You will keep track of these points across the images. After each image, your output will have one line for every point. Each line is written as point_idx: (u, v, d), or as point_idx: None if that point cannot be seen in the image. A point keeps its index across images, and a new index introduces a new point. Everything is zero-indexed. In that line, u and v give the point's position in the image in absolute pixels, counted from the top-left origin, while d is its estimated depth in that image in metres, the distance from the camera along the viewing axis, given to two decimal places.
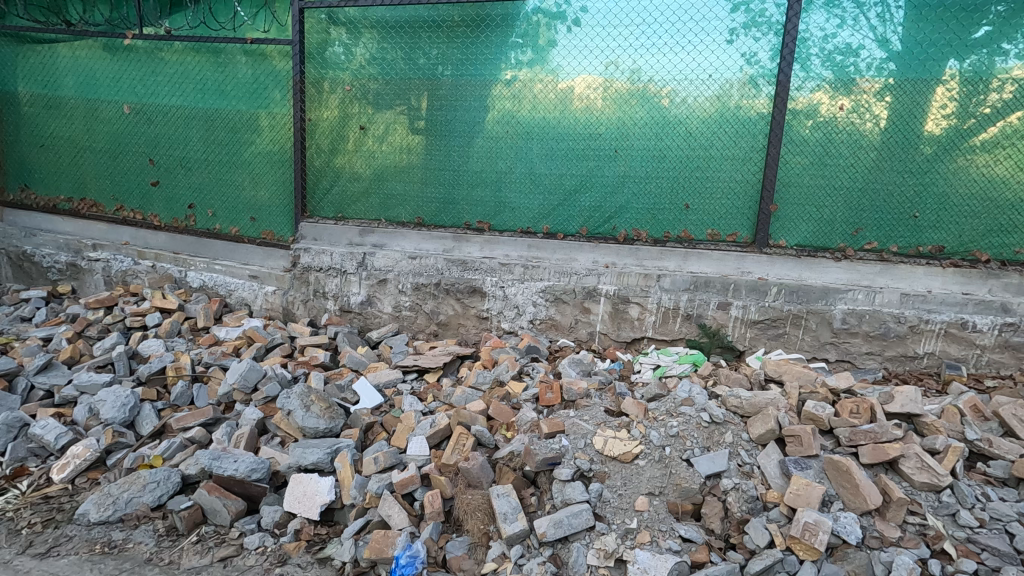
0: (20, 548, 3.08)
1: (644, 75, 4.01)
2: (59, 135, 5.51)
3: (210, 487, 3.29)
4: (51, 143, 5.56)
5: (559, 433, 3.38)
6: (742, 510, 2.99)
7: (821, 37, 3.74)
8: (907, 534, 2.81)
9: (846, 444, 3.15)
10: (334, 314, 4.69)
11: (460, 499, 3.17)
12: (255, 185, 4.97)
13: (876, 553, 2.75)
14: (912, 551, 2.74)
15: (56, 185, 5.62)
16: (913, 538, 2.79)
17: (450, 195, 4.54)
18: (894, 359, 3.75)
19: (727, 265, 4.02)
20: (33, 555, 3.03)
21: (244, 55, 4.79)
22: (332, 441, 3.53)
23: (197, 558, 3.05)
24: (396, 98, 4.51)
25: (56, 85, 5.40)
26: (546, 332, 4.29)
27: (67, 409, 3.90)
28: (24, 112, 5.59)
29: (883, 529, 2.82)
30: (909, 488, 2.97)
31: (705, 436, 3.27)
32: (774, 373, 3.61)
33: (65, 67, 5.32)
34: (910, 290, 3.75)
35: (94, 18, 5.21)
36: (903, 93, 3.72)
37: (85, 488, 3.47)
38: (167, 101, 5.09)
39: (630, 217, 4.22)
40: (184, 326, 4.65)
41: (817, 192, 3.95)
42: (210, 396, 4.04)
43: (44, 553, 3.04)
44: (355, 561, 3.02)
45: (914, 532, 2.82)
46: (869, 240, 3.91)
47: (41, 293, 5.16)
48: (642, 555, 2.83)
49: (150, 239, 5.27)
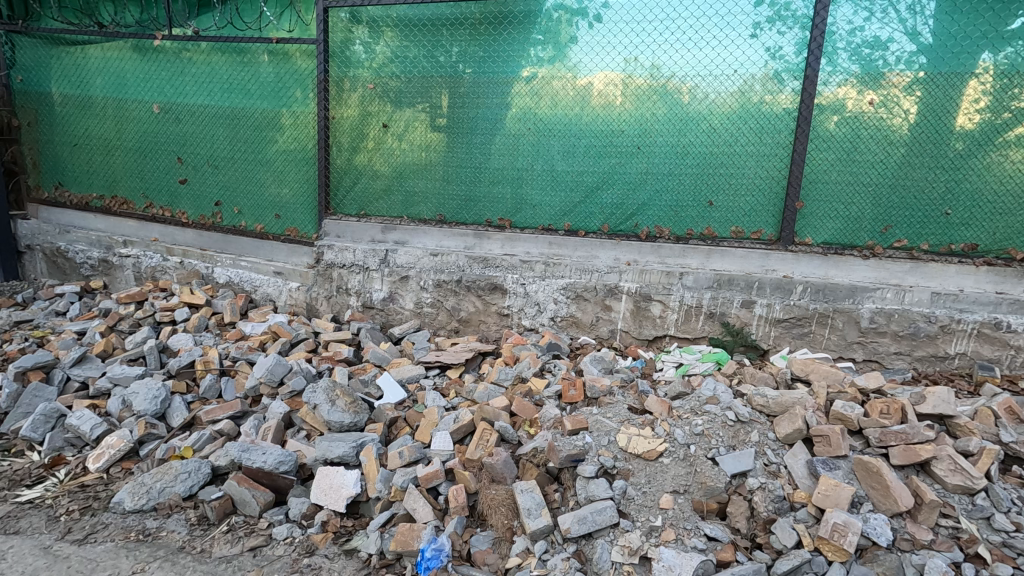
0: (58, 534, 3.18)
1: (663, 70, 3.98)
2: (91, 134, 5.66)
3: (240, 479, 3.36)
4: (84, 143, 5.71)
5: (582, 429, 3.39)
6: (769, 509, 2.95)
7: (847, 31, 3.67)
8: (940, 537, 2.76)
9: (876, 444, 3.11)
10: (357, 310, 4.76)
11: (484, 494, 3.19)
12: (279, 183, 5.04)
13: (907, 555, 2.71)
14: (945, 554, 2.69)
15: (89, 183, 5.77)
16: (946, 541, 2.74)
17: (471, 192, 4.56)
18: (924, 359, 3.68)
19: (752, 263, 3.97)
20: (71, 541, 3.13)
21: (267, 54, 4.87)
22: (357, 435, 3.59)
23: (227, 547, 3.12)
24: (418, 96, 4.53)
25: (87, 85, 5.54)
26: (567, 329, 4.30)
27: (101, 401, 4.02)
28: (57, 112, 5.74)
29: (915, 531, 2.78)
30: (942, 490, 2.91)
31: (730, 435, 3.24)
32: (801, 372, 3.61)
33: (96, 68, 5.46)
34: (940, 289, 3.67)
35: (126, 20, 5.34)
36: (935, 88, 3.64)
37: (119, 478, 3.57)
38: (193, 100, 5.20)
39: (652, 214, 4.20)
40: (212, 320, 4.74)
41: (843, 189, 3.89)
42: (237, 389, 4.11)
43: (82, 540, 3.14)
44: (381, 553, 3.07)
45: (946, 535, 2.77)
46: (898, 238, 3.83)
47: (75, 288, 5.33)
48: (666, 553, 2.80)
49: (178, 235, 5.39)
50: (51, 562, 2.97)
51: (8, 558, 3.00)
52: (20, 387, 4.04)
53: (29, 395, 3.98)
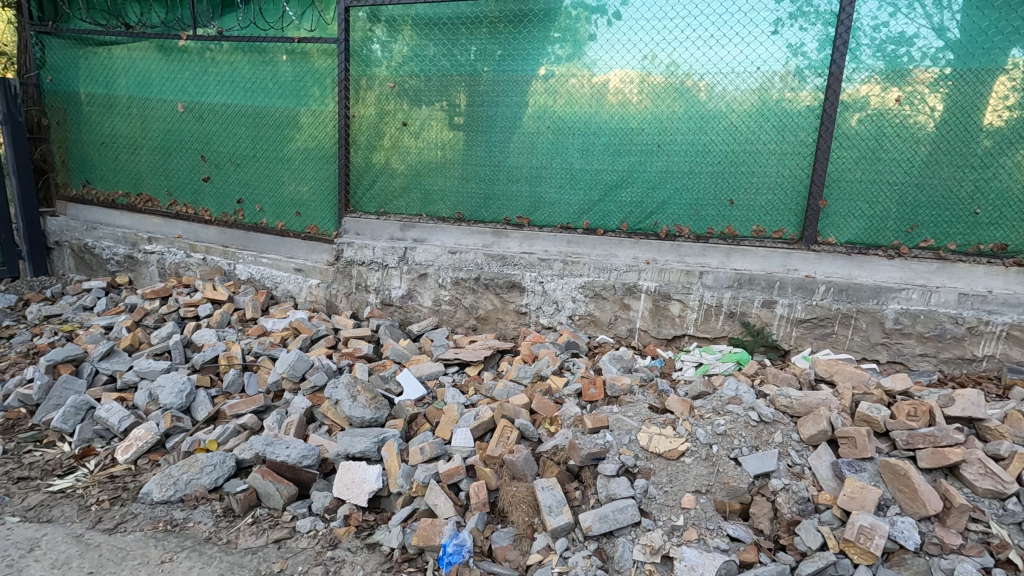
0: (89, 523, 3.26)
1: (681, 69, 3.95)
2: (118, 133, 5.77)
3: (264, 471, 3.41)
4: (110, 141, 5.82)
5: (603, 428, 3.36)
6: (793, 511, 2.93)
7: (871, 27, 3.60)
8: (970, 542, 2.71)
9: (903, 447, 3.05)
10: (375, 307, 4.80)
11: (505, 491, 3.20)
12: (299, 181, 5.09)
13: (936, 561, 2.68)
14: (974, 559, 2.65)
15: (115, 181, 5.89)
16: (976, 546, 2.69)
17: (490, 190, 4.56)
18: (950, 361, 3.61)
19: (773, 263, 3.92)
20: (102, 530, 3.21)
21: (287, 54, 4.93)
22: (378, 431, 3.63)
23: (253, 539, 3.17)
24: (438, 95, 4.55)
25: (112, 84, 5.66)
26: (585, 328, 4.29)
27: (128, 394, 4.11)
28: (85, 111, 5.86)
29: (943, 535, 2.72)
30: (972, 495, 2.85)
31: (753, 436, 3.21)
32: (824, 372, 3.54)
33: (121, 67, 5.58)
34: (968, 290, 3.58)
35: (151, 20, 5.47)
36: (964, 84, 3.55)
37: (146, 469, 3.65)
38: (215, 99, 5.28)
39: (671, 213, 4.16)
40: (235, 316, 4.81)
41: (867, 188, 3.81)
42: (259, 384, 4.18)
43: (112, 529, 3.21)
44: (403, 547, 3.08)
45: (977, 540, 2.72)
46: (925, 238, 3.75)
47: (102, 284, 5.46)
48: (689, 552, 2.79)
49: (201, 232, 5.47)
50: (83, 550, 3.05)
51: (42, 545, 3.08)
52: (50, 379, 4.14)
53: (59, 388, 4.08)
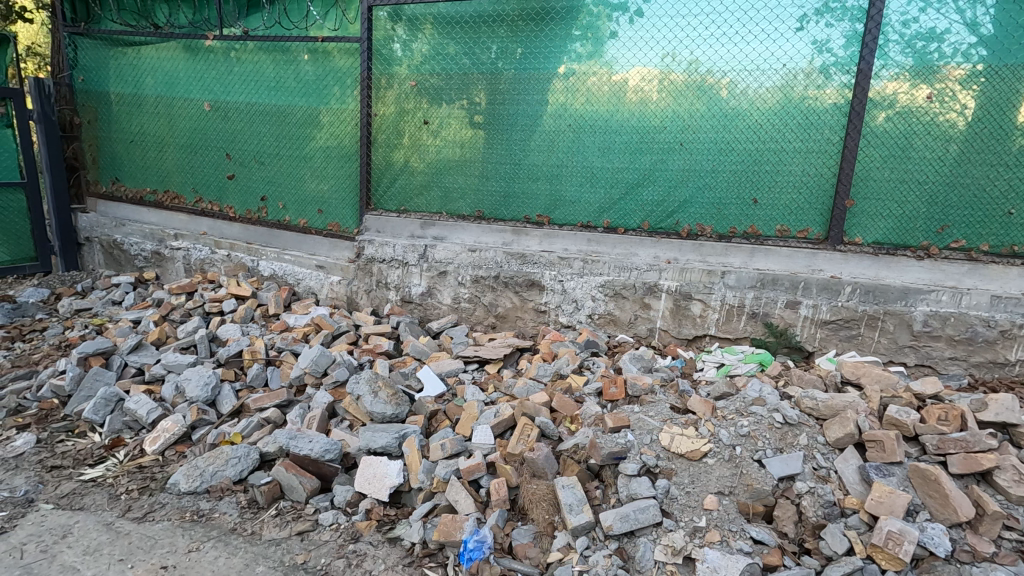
0: (119, 512, 3.31)
1: (703, 67, 3.90)
2: (147, 131, 5.86)
3: (288, 464, 3.43)
4: (139, 140, 5.92)
5: (624, 428, 3.31)
6: (818, 514, 2.86)
7: (900, 23, 3.52)
8: (1003, 550, 2.63)
9: (934, 452, 2.97)
10: (395, 304, 4.83)
11: (524, 489, 3.18)
12: (322, 179, 5.14)
13: (967, 568, 2.59)
14: (1008, 567, 2.56)
15: (143, 179, 5.99)
16: (1009, 554, 2.60)
17: (510, 189, 4.56)
18: (981, 366, 3.52)
19: (797, 263, 3.86)
20: (131, 518, 3.26)
21: (309, 53, 4.98)
22: (399, 426, 3.61)
23: (276, 531, 3.20)
24: (459, 93, 4.54)
25: (141, 84, 5.76)
26: (605, 327, 4.27)
27: (156, 387, 4.18)
28: (114, 111, 5.97)
29: (975, 543, 2.64)
30: (1005, 501, 2.77)
31: (777, 437, 3.15)
32: (851, 374, 3.46)
33: (150, 67, 5.68)
34: (1001, 292, 3.49)
35: (179, 20, 5.55)
36: (998, 81, 3.46)
37: (173, 460, 3.69)
38: (241, 97, 5.34)
39: (693, 212, 4.11)
40: (258, 311, 4.90)
41: (895, 188, 3.73)
42: (282, 378, 4.24)
43: (141, 518, 3.27)
44: (424, 542, 3.09)
45: (1010, 548, 2.63)
46: (956, 238, 3.65)
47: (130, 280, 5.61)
48: (711, 554, 2.75)
49: (226, 229, 5.55)
50: (113, 538, 3.11)
51: (74, 532, 3.16)
52: (81, 371, 4.23)
53: (89, 378, 4.16)
